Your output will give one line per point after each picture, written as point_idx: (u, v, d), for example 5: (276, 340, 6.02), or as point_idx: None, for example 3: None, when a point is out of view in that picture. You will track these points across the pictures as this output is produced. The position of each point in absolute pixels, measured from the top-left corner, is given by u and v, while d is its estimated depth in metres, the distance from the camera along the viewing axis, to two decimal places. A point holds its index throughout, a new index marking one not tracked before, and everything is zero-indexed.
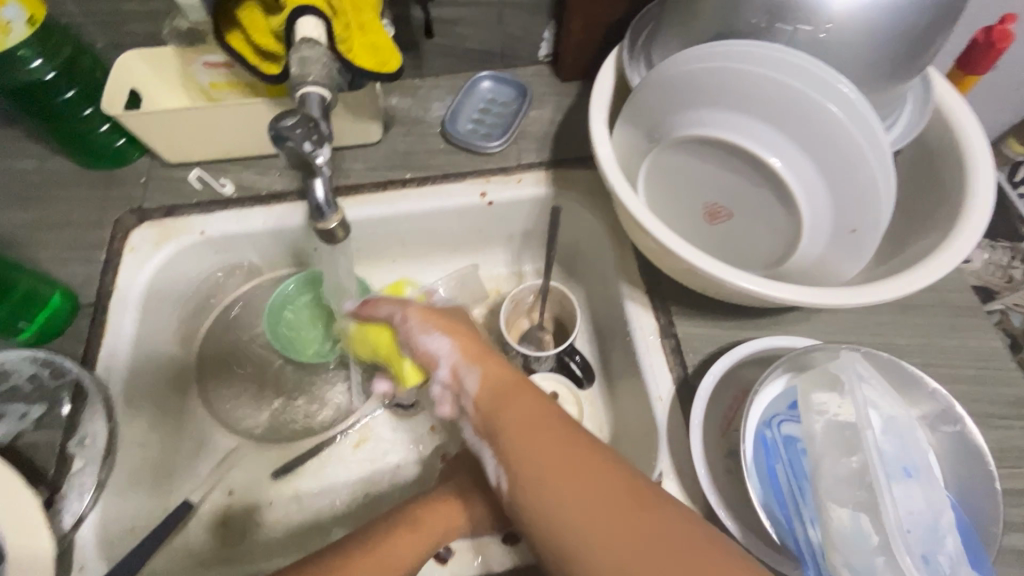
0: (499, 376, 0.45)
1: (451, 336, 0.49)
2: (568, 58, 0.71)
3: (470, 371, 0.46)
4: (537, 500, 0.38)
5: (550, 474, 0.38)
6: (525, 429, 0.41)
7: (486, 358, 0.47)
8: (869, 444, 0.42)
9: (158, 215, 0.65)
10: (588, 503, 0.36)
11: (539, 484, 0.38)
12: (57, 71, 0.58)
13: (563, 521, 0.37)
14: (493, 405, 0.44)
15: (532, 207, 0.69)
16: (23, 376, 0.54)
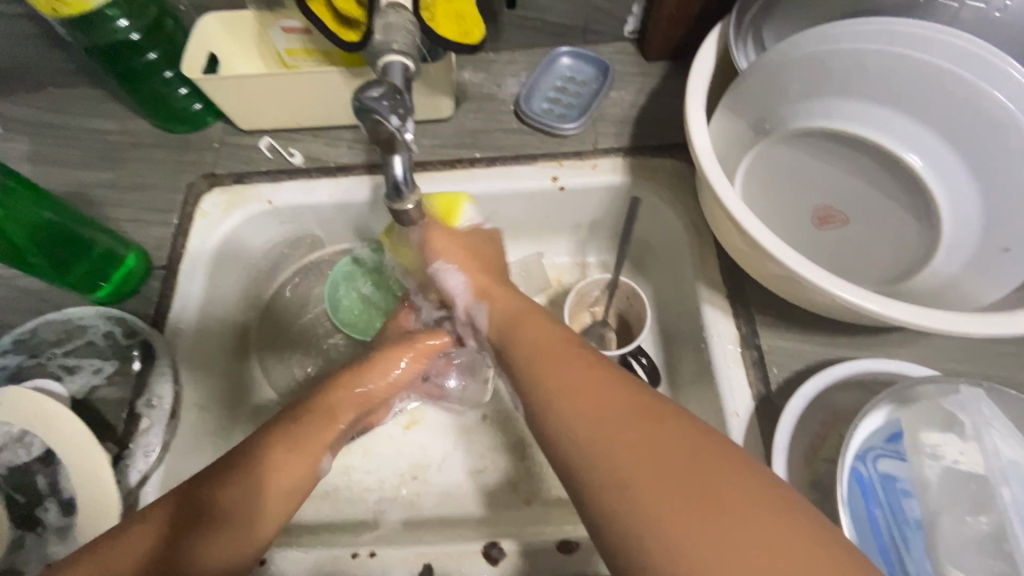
0: (518, 309, 0.50)
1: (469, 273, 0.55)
2: (657, 36, 0.65)
3: (487, 303, 0.52)
4: (547, 403, 0.40)
5: (559, 379, 0.41)
6: (540, 347, 0.45)
7: (503, 294, 0.52)
8: (1004, 505, 0.38)
9: (228, 180, 0.65)
10: (588, 399, 0.38)
11: (550, 390, 0.40)
12: (141, 32, 0.58)
13: (567, 416, 0.38)
14: (510, 331, 0.48)
15: (605, 196, 0.65)
16: (99, 332, 0.55)
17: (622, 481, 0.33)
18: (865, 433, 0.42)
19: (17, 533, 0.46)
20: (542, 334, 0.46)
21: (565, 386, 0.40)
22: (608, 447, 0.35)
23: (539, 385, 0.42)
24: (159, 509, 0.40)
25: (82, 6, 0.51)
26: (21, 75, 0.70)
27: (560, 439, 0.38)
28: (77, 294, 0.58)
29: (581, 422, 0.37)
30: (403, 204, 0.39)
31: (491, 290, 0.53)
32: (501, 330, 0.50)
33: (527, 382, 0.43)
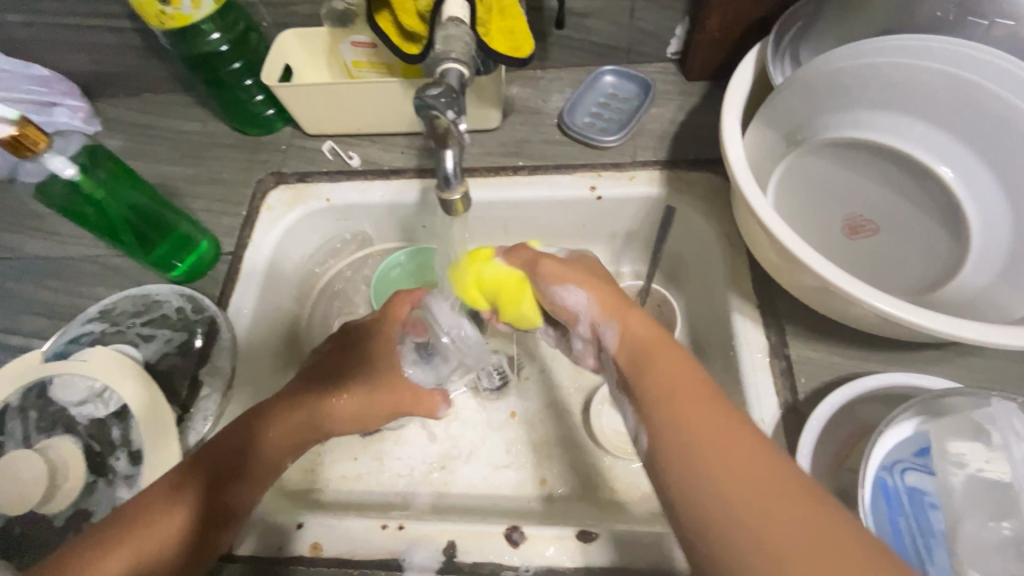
0: (652, 343, 0.45)
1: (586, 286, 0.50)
2: (698, 58, 0.68)
3: (617, 328, 0.47)
4: (678, 458, 0.37)
5: (697, 435, 0.37)
6: (672, 389, 0.40)
7: (631, 317, 0.47)
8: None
9: (293, 179, 0.71)
10: (730, 466, 0.34)
11: (682, 445, 0.37)
12: (228, 44, 0.65)
13: (700, 480, 0.35)
14: (640, 365, 0.43)
15: (641, 206, 0.67)
16: (172, 307, 0.62)
17: (771, 571, 0.30)
18: (892, 441, 0.42)
19: (91, 477, 0.51)
20: (672, 374, 0.41)
21: (704, 439, 0.36)
22: (754, 526, 0.32)
23: (673, 436, 0.38)
24: (185, 495, 0.45)
25: (184, 19, 0.58)
26: (123, 81, 0.79)
27: (684, 503, 0.35)
28: (156, 273, 0.65)
29: (720, 493, 0.34)
30: (451, 196, 0.41)
31: (615, 310, 0.48)
32: (627, 362, 0.45)
33: (658, 431, 0.39)
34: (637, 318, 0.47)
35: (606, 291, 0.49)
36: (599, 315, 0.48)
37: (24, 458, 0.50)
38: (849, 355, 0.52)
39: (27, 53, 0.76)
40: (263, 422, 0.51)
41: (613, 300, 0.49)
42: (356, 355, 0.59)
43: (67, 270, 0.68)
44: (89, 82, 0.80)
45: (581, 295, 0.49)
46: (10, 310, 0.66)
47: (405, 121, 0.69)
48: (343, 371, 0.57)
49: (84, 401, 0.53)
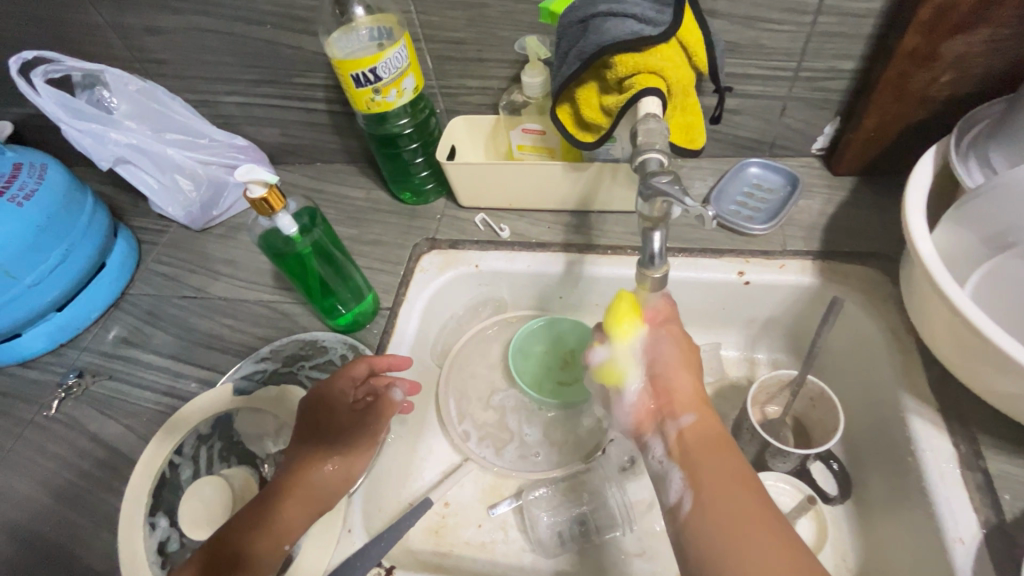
0: (712, 429, 0.52)
1: (681, 370, 0.55)
2: (850, 154, 0.69)
3: (687, 408, 0.53)
4: (719, 533, 0.45)
5: (737, 515, 0.45)
6: (728, 475, 0.48)
7: (703, 407, 0.53)
8: None
9: (445, 245, 0.76)
10: (763, 544, 0.43)
11: (729, 526, 0.45)
12: (412, 128, 0.74)
13: (735, 544, 0.44)
14: (702, 450, 0.50)
15: (790, 294, 0.67)
16: (336, 353, 0.67)
17: None
18: None
19: None
20: (729, 466, 0.49)
21: (748, 519, 0.45)
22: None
23: (715, 515, 0.46)
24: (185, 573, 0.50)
25: (387, 105, 0.67)
26: (300, 151, 0.91)
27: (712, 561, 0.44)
28: (322, 322, 0.70)
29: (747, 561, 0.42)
30: (652, 274, 0.44)
31: (697, 403, 0.54)
32: (687, 439, 0.51)
33: (705, 505, 0.47)
34: (701, 401, 0.54)
35: (687, 378, 0.55)
36: (681, 398, 0.54)
37: (207, 483, 0.57)
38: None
39: (230, 125, 0.88)
40: (263, 507, 0.54)
41: (692, 392, 0.54)
42: (323, 421, 0.58)
43: (241, 311, 0.75)
44: (273, 151, 0.92)
45: (690, 384, 0.55)
46: (192, 343, 0.73)
47: (556, 199, 0.73)
48: (318, 443, 0.57)
49: (264, 435, 0.61)
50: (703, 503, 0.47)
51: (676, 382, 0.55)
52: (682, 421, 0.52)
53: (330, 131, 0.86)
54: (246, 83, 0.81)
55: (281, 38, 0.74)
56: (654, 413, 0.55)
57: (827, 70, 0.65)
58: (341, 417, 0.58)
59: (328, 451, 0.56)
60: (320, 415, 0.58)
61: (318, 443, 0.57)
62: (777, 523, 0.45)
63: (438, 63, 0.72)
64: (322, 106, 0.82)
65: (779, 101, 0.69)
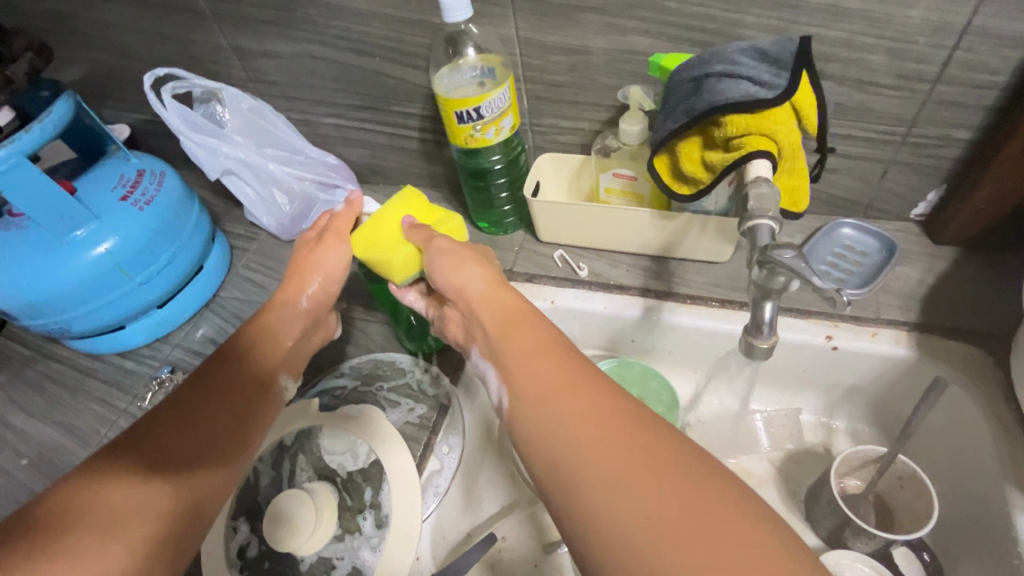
0: (521, 322, 0.49)
1: (471, 268, 0.55)
2: (953, 222, 0.67)
3: (512, 315, 0.50)
4: (554, 433, 0.40)
5: (562, 394, 0.41)
6: (539, 358, 0.45)
7: (523, 317, 0.49)
8: None
9: (522, 278, 0.77)
10: (598, 429, 0.38)
11: (533, 395, 0.43)
12: (503, 164, 0.76)
13: (554, 440, 0.40)
14: (499, 335, 0.49)
15: (881, 365, 0.64)
16: (412, 377, 0.68)
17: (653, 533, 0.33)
18: None
19: (339, 531, 0.55)
20: (524, 338, 0.47)
21: (555, 393, 0.42)
22: (609, 480, 0.36)
23: (527, 398, 0.43)
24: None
25: (484, 142, 0.69)
26: (386, 172, 0.94)
27: (548, 467, 0.39)
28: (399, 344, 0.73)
29: (590, 451, 0.37)
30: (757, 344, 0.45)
31: (509, 301, 0.52)
32: (483, 318, 0.52)
33: (520, 397, 0.43)
34: (526, 313, 0.50)
35: (499, 289, 0.53)
36: (473, 296, 0.54)
37: (290, 497, 0.55)
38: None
39: (324, 144, 0.93)
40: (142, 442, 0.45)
41: (474, 281, 0.54)
42: (222, 371, 0.53)
43: None
44: (360, 170, 0.96)
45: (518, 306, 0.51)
46: None
47: (637, 243, 0.74)
48: (217, 389, 0.51)
49: (341, 450, 0.59)
50: (516, 395, 0.44)
51: (455, 280, 0.55)
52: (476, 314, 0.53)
53: (418, 157, 0.89)
54: (346, 107, 0.86)
55: (387, 69, 0.78)
56: (458, 317, 0.56)
57: (939, 137, 0.63)
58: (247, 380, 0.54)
59: (226, 395, 0.51)
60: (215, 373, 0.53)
61: (220, 388, 0.52)
62: (589, 381, 0.42)
63: (535, 102, 0.73)
64: (415, 133, 0.86)
65: (882, 164, 0.67)
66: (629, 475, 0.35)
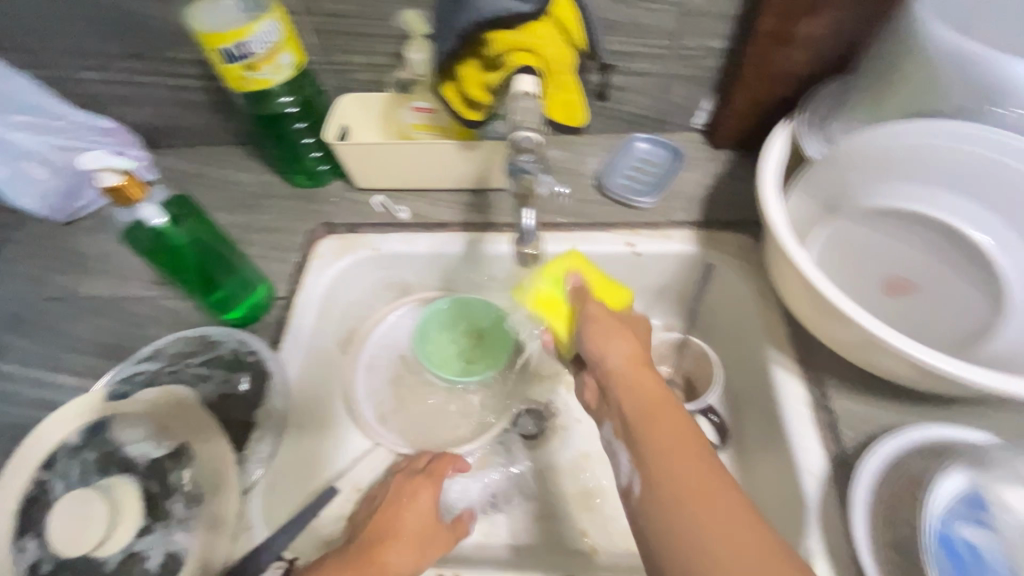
0: (617, 361, 0.50)
1: (598, 321, 0.53)
2: (725, 129, 0.74)
3: (618, 372, 0.49)
4: (671, 510, 0.39)
5: (654, 432, 0.44)
6: (635, 397, 0.47)
7: (625, 337, 0.52)
8: None
9: (343, 229, 0.74)
10: (675, 462, 0.41)
11: (647, 464, 0.42)
12: (297, 107, 0.70)
13: (652, 484, 0.41)
14: (641, 418, 0.45)
15: (676, 263, 0.71)
16: (227, 347, 0.63)
17: None
18: (943, 493, 0.43)
19: (147, 521, 0.51)
20: (653, 382, 0.48)
21: (652, 442, 0.43)
22: (698, 530, 0.38)
23: (661, 482, 0.41)
24: None
25: (263, 83, 0.63)
26: (178, 133, 0.83)
27: (648, 514, 0.41)
28: (210, 318, 0.67)
29: (662, 472, 0.41)
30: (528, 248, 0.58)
31: (621, 346, 0.51)
32: (626, 413, 0.47)
33: (650, 476, 0.42)
34: (620, 337, 0.51)
35: (624, 334, 0.52)
36: (612, 367, 0.50)
37: (83, 496, 0.51)
38: (957, 476, 0.43)
39: (93, 106, 0.80)
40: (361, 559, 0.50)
41: (620, 352, 0.50)
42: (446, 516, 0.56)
43: (118, 311, 0.69)
44: (147, 133, 0.83)
45: (617, 356, 0.50)
46: (62, 349, 0.67)
47: (453, 178, 0.73)
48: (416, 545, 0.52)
49: (143, 439, 0.55)
50: (643, 457, 0.43)
51: (608, 355, 0.51)
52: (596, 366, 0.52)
53: (210, 111, 0.79)
54: (105, 58, 0.73)
55: (140, 8, 0.67)
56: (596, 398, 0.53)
57: (700, 47, 0.68)
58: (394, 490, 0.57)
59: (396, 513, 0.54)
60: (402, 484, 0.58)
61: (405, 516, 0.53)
62: (691, 440, 0.43)
63: (322, 37, 0.68)
64: (198, 84, 0.76)
65: (661, 78, 0.72)
66: (718, 523, 0.37)
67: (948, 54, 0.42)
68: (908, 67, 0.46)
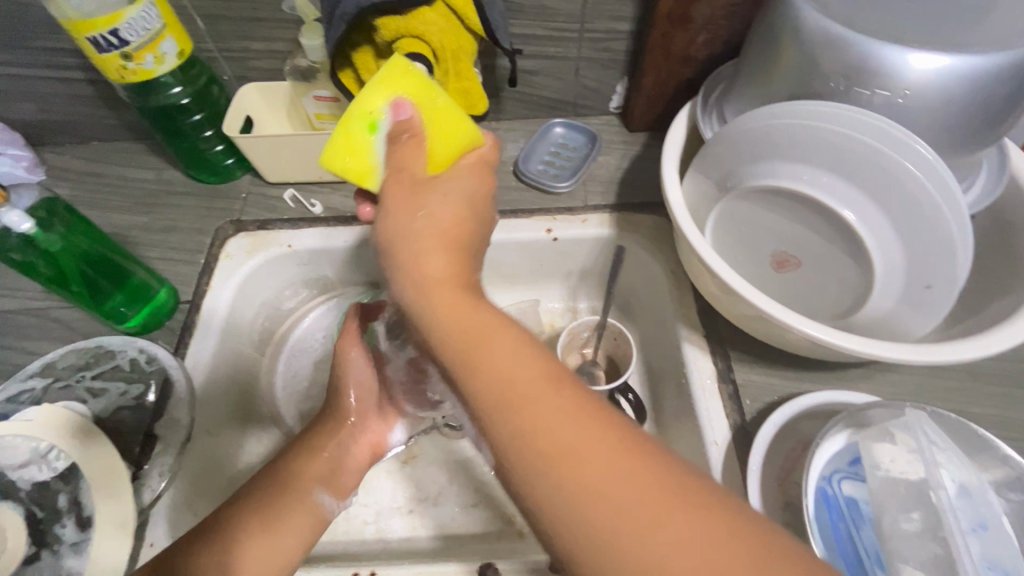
0: (421, 291, 0.40)
1: (421, 253, 0.41)
2: (637, 112, 0.74)
3: (429, 296, 0.40)
4: (538, 464, 0.31)
5: (526, 396, 0.33)
6: (461, 336, 0.37)
7: (442, 245, 0.42)
8: (938, 504, 0.40)
9: (252, 227, 0.70)
10: (525, 412, 0.32)
11: (499, 415, 0.33)
12: (190, 97, 0.66)
13: (512, 451, 0.32)
14: (468, 356, 0.36)
15: (595, 246, 0.72)
16: (126, 357, 0.59)
17: (642, 543, 0.27)
18: (828, 453, 0.45)
19: (34, 548, 0.48)
20: (486, 308, 0.38)
21: (494, 398, 0.33)
22: (573, 477, 0.29)
23: (511, 437, 0.32)
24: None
25: (146, 74, 0.59)
26: (65, 129, 0.77)
27: (522, 480, 0.31)
28: (107, 326, 0.63)
29: (544, 427, 0.31)
30: None
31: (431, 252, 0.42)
32: (455, 346, 0.37)
33: (502, 435, 0.32)
34: (428, 251, 0.42)
35: (428, 245, 0.42)
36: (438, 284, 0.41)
37: None
38: (840, 436, 0.46)
39: None
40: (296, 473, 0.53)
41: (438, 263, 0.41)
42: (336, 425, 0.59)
43: (4, 325, 0.64)
44: (30, 130, 0.77)
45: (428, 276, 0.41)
46: None
47: None
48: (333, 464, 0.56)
49: (27, 463, 0.51)
50: (490, 416, 0.33)
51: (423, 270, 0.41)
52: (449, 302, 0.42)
53: (98, 104, 0.74)
54: None
55: None
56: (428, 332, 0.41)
57: (607, 30, 0.68)
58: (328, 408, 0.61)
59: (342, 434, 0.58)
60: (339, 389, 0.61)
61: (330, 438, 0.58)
62: (543, 380, 0.33)
63: (211, 22, 0.65)
64: (80, 75, 0.70)
65: (571, 62, 0.72)
66: (609, 471, 0.29)
67: (816, 33, 0.43)
68: (786, 49, 0.47)
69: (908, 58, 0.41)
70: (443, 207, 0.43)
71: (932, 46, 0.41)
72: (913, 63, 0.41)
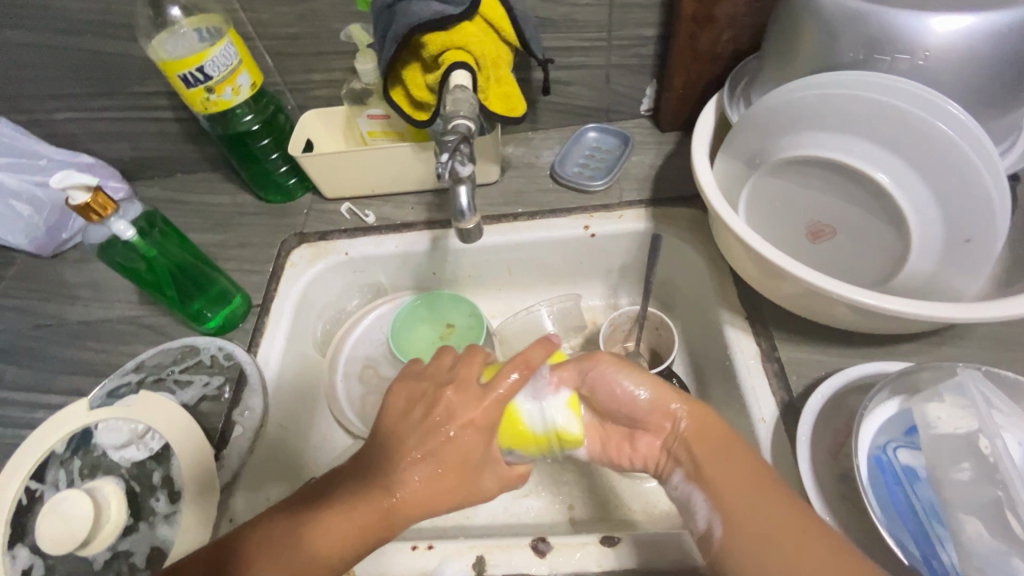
0: (687, 422, 0.49)
1: (648, 390, 0.50)
2: (668, 112, 0.77)
3: (681, 433, 0.49)
4: (755, 532, 0.41)
5: (710, 458, 0.46)
6: (725, 465, 0.45)
7: (657, 386, 0.51)
8: (989, 453, 0.39)
9: (314, 238, 0.77)
10: (749, 500, 0.42)
11: (727, 494, 0.44)
12: (259, 124, 0.74)
13: (733, 535, 0.42)
14: (707, 449, 0.47)
15: (633, 240, 0.74)
16: (208, 353, 0.66)
17: None
18: (877, 420, 0.45)
19: (131, 520, 0.54)
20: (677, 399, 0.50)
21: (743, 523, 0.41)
22: None
23: (739, 522, 0.42)
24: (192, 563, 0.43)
25: (225, 104, 0.67)
26: (155, 163, 0.87)
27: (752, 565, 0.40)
28: (190, 329, 0.70)
29: (728, 492, 0.44)
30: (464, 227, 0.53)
31: (676, 397, 0.50)
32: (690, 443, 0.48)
33: (732, 529, 0.42)
34: (667, 391, 0.51)
35: (671, 395, 0.50)
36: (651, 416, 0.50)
37: (70, 497, 0.51)
38: (890, 405, 0.45)
39: (72, 145, 0.84)
40: (304, 536, 0.43)
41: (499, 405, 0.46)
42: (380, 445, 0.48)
43: (104, 332, 0.72)
44: (126, 166, 0.88)
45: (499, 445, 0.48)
46: (49, 373, 0.70)
47: (414, 179, 0.77)
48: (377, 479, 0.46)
49: (127, 443, 0.58)
50: (727, 507, 0.43)
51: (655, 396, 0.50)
52: (642, 398, 0.50)
53: (181, 139, 0.84)
54: (79, 98, 0.78)
55: (105, 46, 0.72)
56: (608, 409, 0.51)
57: (634, 37, 0.73)
58: (378, 420, 0.49)
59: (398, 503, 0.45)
60: (432, 408, 0.46)
61: (407, 485, 0.45)
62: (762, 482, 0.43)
63: (278, 59, 0.74)
64: (168, 114, 0.80)
65: (601, 69, 0.76)
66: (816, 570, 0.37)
67: (833, 9, 0.45)
68: (805, 30, 0.49)
69: (929, 22, 0.42)
70: (662, 387, 0.51)
71: (953, 9, 0.42)
72: (935, 26, 0.42)
